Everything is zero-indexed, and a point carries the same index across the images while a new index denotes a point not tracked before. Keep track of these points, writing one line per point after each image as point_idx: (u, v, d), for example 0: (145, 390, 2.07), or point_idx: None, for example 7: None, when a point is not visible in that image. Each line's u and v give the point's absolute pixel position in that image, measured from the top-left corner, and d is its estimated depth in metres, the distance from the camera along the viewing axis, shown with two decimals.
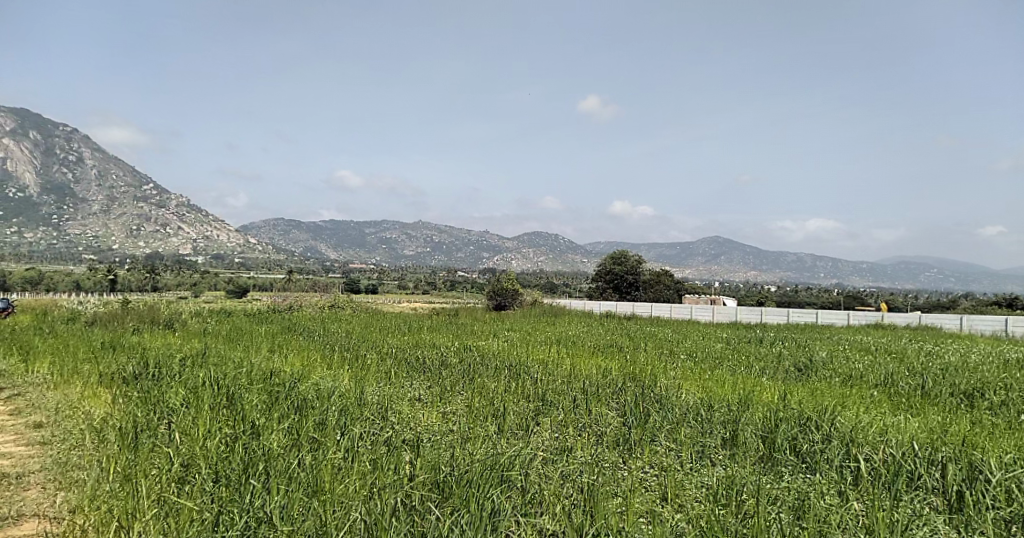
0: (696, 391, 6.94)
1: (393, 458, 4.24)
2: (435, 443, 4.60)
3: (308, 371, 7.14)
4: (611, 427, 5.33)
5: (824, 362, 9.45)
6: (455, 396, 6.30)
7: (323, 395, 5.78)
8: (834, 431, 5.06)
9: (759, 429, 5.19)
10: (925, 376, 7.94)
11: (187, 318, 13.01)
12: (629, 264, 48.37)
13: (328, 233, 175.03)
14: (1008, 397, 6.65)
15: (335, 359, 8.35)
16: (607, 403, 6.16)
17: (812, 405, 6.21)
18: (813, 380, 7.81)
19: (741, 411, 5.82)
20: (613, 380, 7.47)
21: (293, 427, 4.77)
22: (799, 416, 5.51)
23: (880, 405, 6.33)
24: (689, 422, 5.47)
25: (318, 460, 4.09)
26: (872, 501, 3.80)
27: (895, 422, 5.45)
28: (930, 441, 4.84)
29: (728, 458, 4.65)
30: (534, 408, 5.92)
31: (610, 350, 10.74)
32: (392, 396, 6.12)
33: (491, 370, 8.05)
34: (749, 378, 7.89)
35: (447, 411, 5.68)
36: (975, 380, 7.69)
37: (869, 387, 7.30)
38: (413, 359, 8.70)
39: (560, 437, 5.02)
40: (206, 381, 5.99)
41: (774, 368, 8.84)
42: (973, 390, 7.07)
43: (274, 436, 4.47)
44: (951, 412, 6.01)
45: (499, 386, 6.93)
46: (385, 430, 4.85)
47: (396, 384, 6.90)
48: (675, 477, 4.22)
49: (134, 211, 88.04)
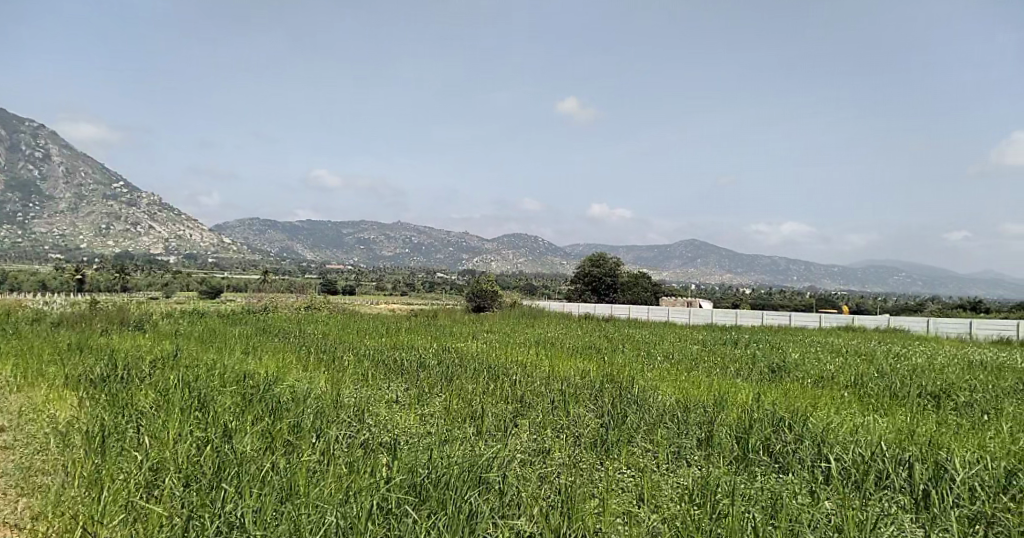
0: (673, 392, 7.04)
1: (370, 461, 4.24)
2: (413, 446, 4.59)
3: (284, 373, 7.09)
4: (588, 428, 5.37)
5: (795, 363, 9.65)
6: (434, 398, 6.30)
7: (299, 397, 5.74)
8: (806, 431, 5.15)
9: (734, 430, 5.26)
10: (892, 377, 8.10)
11: (157, 320, 12.76)
12: (607, 266, 48.75)
13: (305, 235, 173.09)
14: (972, 397, 6.81)
15: (310, 360, 8.29)
16: (584, 404, 6.20)
17: (784, 405, 6.31)
18: (786, 381, 7.92)
19: (716, 411, 5.89)
20: (591, 381, 7.53)
21: (266, 431, 4.71)
22: (773, 417, 5.58)
23: (850, 405, 6.46)
24: (666, 422, 5.53)
25: (293, 464, 4.06)
26: (842, 500, 3.87)
27: (864, 422, 5.56)
28: (898, 441, 4.95)
29: (703, 458, 4.69)
30: (513, 410, 5.93)
31: (587, 352, 10.84)
32: (370, 398, 6.11)
33: (469, 371, 8.07)
34: (724, 380, 8.00)
35: (425, 412, 5.67)
36: (940, 381, 7.86)
37: (839, 387, 7.46)
38: (391, 360, 8.72)
39: (539, 439, 5.04)
40: (177, 383, 5.89)
41: (747, 369, 8.98)
42: (940, 391, 7.21)
43: (247, 439, 4.42)
44: (918, 412, 6.14)
45: (477, 387, 6.95)
46: (361, 432, 4.84)
47: (373, 385, 6.88)
48: (650, 477, 4.26)
49: (104, 209, 86.21)
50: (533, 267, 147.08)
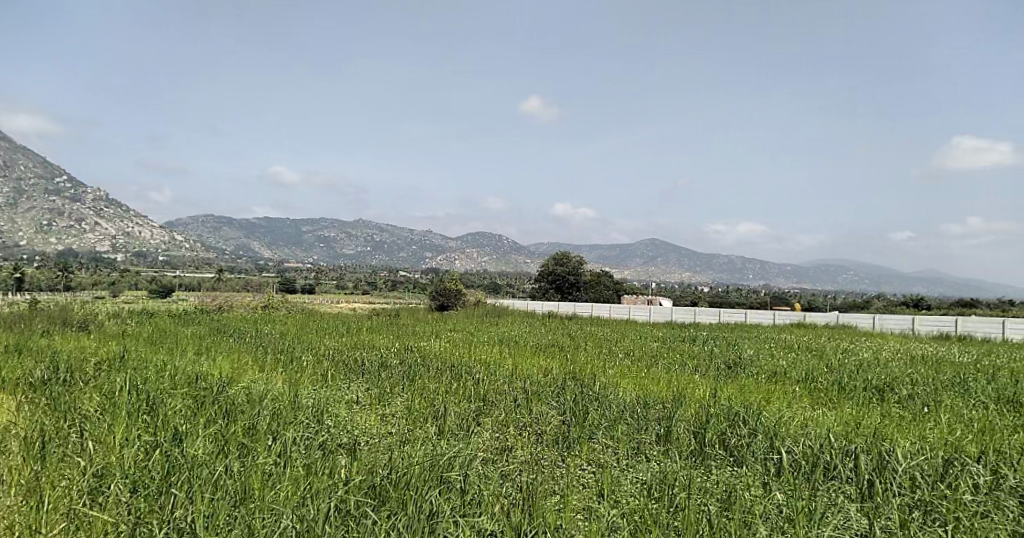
0: (632, 388, 7.14)
1: (329, 462, 4.18)
2: (373, 447, 4.56)
3: (238, 374, 6.93)
4: (550, 425, 5.41)
5: (750, 359, 9.90)
6: (395, 398, 6.24)
7: (254, 398, 5.61)
8: (760, 425, 5.29)
9: (692, 425, 5.36)
10: (840, 372, 8.38)
11: (103, 321, 12.25)
12: (570, 265, 49.11)
13: (262, 233, 169.21)
14: (914, 390, 7.11)
15: (267, 361, 8.11)
16: (546, 402, 6.23)
17: (740, 400, 6.47)
18: (741, 377, 8.11)
19: (675, 407, 5.99)
20: (553, 378, 7.57)
21: (220, 433, 4.60)
22: (728, 412, 5.72)
23: (801, 399, 6.67)
24: (626, 418, 5.61)
25: (248, 467, 3.97)
26: (792, 491, 3.99)
27: (815, 416, 5.74)
28: (846, 433, 5.13)
29: (662, 453, 4.77)
30: (475, 408, 5.93)
31: (550, 350, 10.91)
32: (329, 398, 6.01)
33: (431, 371, 8.01)
34: (682, 376, 8.14)
35: (386, 412, 5.62)
36: (885, 375, 8.18)
37: (791, 382, 7.68)
38: (351, 360, 8.60)
39: (500, 437, 5.05)
40: (125, 385, 5.68)
41: (705, 365, 9.16)
42: (885, 384, 7.50)
43: (200, 442, 4.30)
44: (865, 405, 6.38)
45: (440, 386, 6.92)
46: (319, 434, 4.76)
47: (332, 386, 6.78)
48: (610, 473, 4.31)
49: (47, 205, 82.52)
50: (496, 265, 147.44)
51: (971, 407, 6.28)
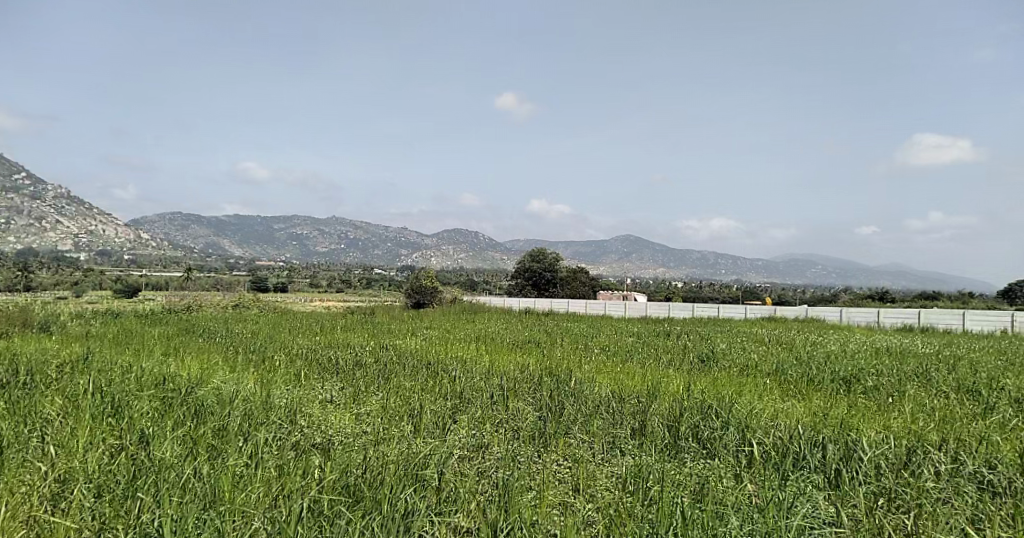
0: (608, 383, 7.19)
1: (303, 462, 4.13)
2: (347, 446, 4.52)
3: (207, 374, 6.80)
4: (527, 422, 5.41)
5: (722, 353, 10.06)
6: (370, 397, 6.19)
7: (225, 400, 5.51)
8: (731, 418, 5.36)
9: (666, 419, 5.42)
10: (810, 364, 8.56)
11: (66, 322, 11.90)
12: (547, 261, 49.27)
13: (233, 231, 166.20)
14: (880, 381, 7.30)
15: (237, 361, 7.97)
16: (523, 398, 6.24)
17: (713, 393, 6.55)
18: (714, 370, 8.22)
19: (649, 401, 6.04)
20: (529, 375, 7.59)
21: (188, 435, 4.51)
22: (701, 405, 5.79)
23: (772, 391, 6.78)
24: (602, 413, 5.65)
25: (217, 469, 3.90)
26: (762, 482, 4.05)
27: (785, 407, 5.84)
28: (814, 424, 5.23)
29: (636, 447, 4.81)
30: (451, 406, 5.90)
31: (526, 346, 10.94)
32: (302, 398, 5.93)
33: (407, 369, 7.97)
34: (656, 370, 8.23)
35: (361, 411, 5.58)
36: (851, 366, 8.38)
37: (762, 375, 7.81)
38: (325, 359, 8.50)
39: (477, 434, 5.04)
40: (89, 388, 5.54)
41: (679, 360, 9.27)
42: (851, 375, 7.69)
43: (167, 445, 4.20)
44: (833, 396, 6.52)
45: (416, 384, 6.89)
46: (292, 435, 4.71)
47: (307, 385, 6.69)
48: (586, 468, 4.34)
49: None
50: (472, 263, 147.27)
51: (933, 396, 6.47)
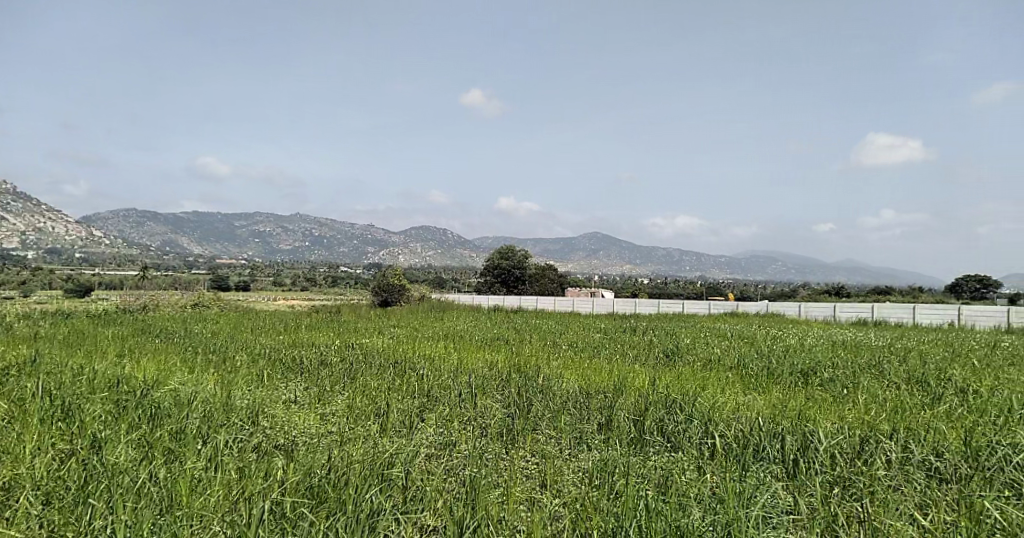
0: (575, 379, 7.24)
1: (265, 464, 4.05)
2: (312, 447, 4.44)
3: (164, 376, 6.61)
4: (495, 419, 5.40)
5: (686, 348, 10.21)
6: (335, 396, 6.09)
7: (183, 402, 5.37)
8: (695, 411, 5.44)
9: (632, 414, 5.47)
10: (769, 358, 8.76)
11: (13, 323, 11.43)
12: (515, 258, 49.30)
13: (192, 228, 161.93)
14: (836, 373, 7.51)
15: (196, 362, 7.77)
16: (490, 396, 6.23)
17: (677, 388, 6.65)
18: (678, 365, 8.34)
19: (615, 397, 6.08)
20: (497, 372, 7.57)
21: (143, 439, 4.37)
22: (665, 399, 5.86)
23: (734, 385, 6.92)
24: (569, 409, 5.67)
25: (174, 473, 3.79)
26: (725, 473, 4.12)
27: (746, 400, 5.97)
28: (773, 416, 5.35)
29: (602, 442, 4.85)
30: (418, 404, 5.85)
31: (494, 343, 10.94)
32: (264, 399, 5.80)
33: (374, 367, 7.89)
34: (622, 366, 8.32)
35: (326, 411, 5.48)
36: (808, 359, 8.62)
37: (724, 369, 7.96)
38: (289, 359, 8.34)
39: (445, 432, 5.00)
40: (36, 392, 5.32)
41: (644, 355, 9.39)
42: (809, 368, 7.89)
43: (121, 449, 4.07)
44: (791, 389, 6.69)
45: (382, 383, 6.82)
46: (253, 436, 4.61)
47: (269, 386, 6.55)
48: (553, 463, 4.35)
49: None
50: (440, 260, 146.60)
51: (885, 387, 6.69)
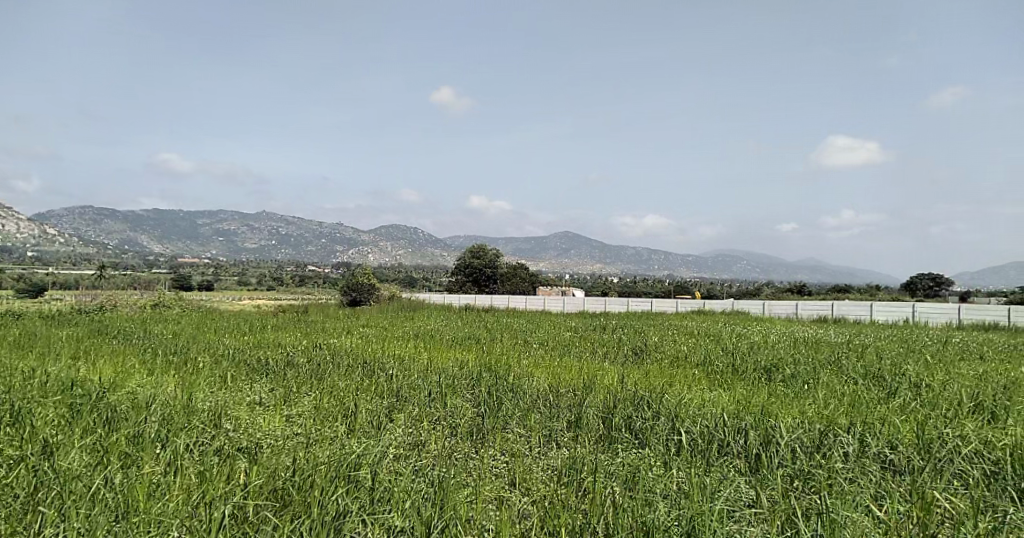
0: (545, 377, 7.25)
1: (227, 468, 3.97)
2: (277, 449, 4.37)
3: (122, 379, 6.39)
4: (465, 418, 5.38)
5: (654, 345, 10.33)
6: (300, 398, 5.98)
7: (143, 404, 5.22)
8: (663, 408, 5.51)
9: (600, 411, 5.51)
10: (735, 355, 8.92)
11: None
12: (487, 258, 49.21)
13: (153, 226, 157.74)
14: (797, 369, 7.69)
15: (157, 364, 7.56)
16: (460, 395, 6.21)
17: (645, 385, 6.73)
18: (646, 363, 8.43)
19: (585, 395, 6.12)
20: (467, 371, 7.54)
21: (99, 444, 4.23)
22: (633, 397, 5.91)
23: (700, 382, 7.02)
24: (539, 408, 5.68)
25: (131, 478, 3.69)
26: (690, 469, 4.18)
27: (712, 397, 6.05)
28: (738, 411, 5.45)
29: (571, 439, 4.88)
30: (387, 405, 5.79)
31: (465, 342, 10.92)
32: (228, 401, 5.67)
33: (342, 368, 7.77)
34: (591, 364, 8.36)
35: (292, 413, 5.38)
36: (771, 356, 8.80)
37: (691, 366, 8.07)
38: (254, 360, 8.18)
39: (414, 432, 4.96)
40: None
41: (614, 352, 9.47)
42: (773, 365, 8.05)
43: (74, 455, 3.94)
44: (755, 385, 6.83)
45: (350, 384, 6.73)
46: (216, 439, 4.50)
47: (233, 388, 6.41)
48: (523, 462, 4.36)
49: None
50: (410, 259, 145.68)
51: (844, 382, 6.87)
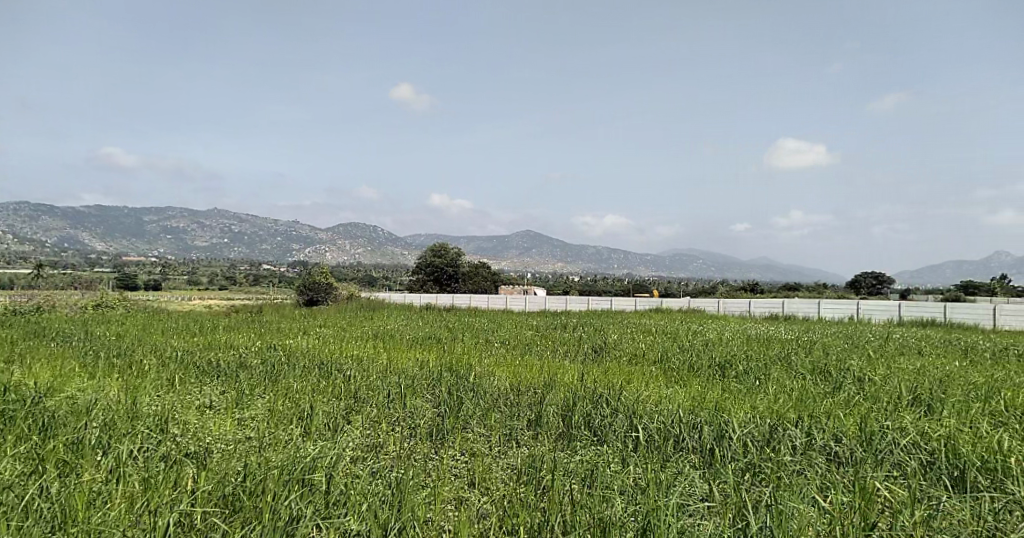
0: (505, 376, 7.23)
1: (173, 474, 3.81)
2: (227, 453, 4.23)
3: (60, 383, 6.10)
4: (424, 419, 5.32)
5: (613, 343, 10.43)
6: (254, 400, 5.81)
7: (83, 410, 4.98)
8: (621, 405, 5.56)
9: (559, 409, 5.52)
10: (690, 352, 9.08)
11: None
12: (448, 257, 48.92)
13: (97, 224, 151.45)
14: (750, 365, 7.87)
15: (100, 367, 7.23)
16: (420, 396, 6.14)
17: (604, 383, 6.78)
18: (605, 360, 8.51)
19: (545, 393, 6.12)
20: (426, 371, 7.46)
21: (34, 452, 4.01)
22: (592, 394, 5.95)
23: (657, 379, 7.12)
24: (499, 407, 5.66)
25: (69, 487, 3.51)
26: (647, 464, 4.22)
27: (669, 393, 6.15)
28: (693, 407, 5.54)
29: (531, 438, 4.88)
30: (345, 406, 5.68)
31: (425, 342, 10.82)
32: (176, 405, 5.46)
33: (297, 369, 7.59)
34: (551, 362, 8.37)
35: (245, 416, 5.23)
36: (725, 353, 8.98)
37: (648, 363, 8.18)
38: (205, 362, 7.90)
39: (371, 434, 4.88)
40: None
41: (573, 351, 9.53)
42: (727, 361, 8.21)
43: (6, 464, 3.72)
44: (710, 381, 6.96)
45: (306, 385, 6.58)
46: (163, 444, 4.33)
47: (182, 391, 6.18)
48: (482, 461, 4.33)
49: None
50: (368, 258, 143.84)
51: (793, 378, 7.07)
